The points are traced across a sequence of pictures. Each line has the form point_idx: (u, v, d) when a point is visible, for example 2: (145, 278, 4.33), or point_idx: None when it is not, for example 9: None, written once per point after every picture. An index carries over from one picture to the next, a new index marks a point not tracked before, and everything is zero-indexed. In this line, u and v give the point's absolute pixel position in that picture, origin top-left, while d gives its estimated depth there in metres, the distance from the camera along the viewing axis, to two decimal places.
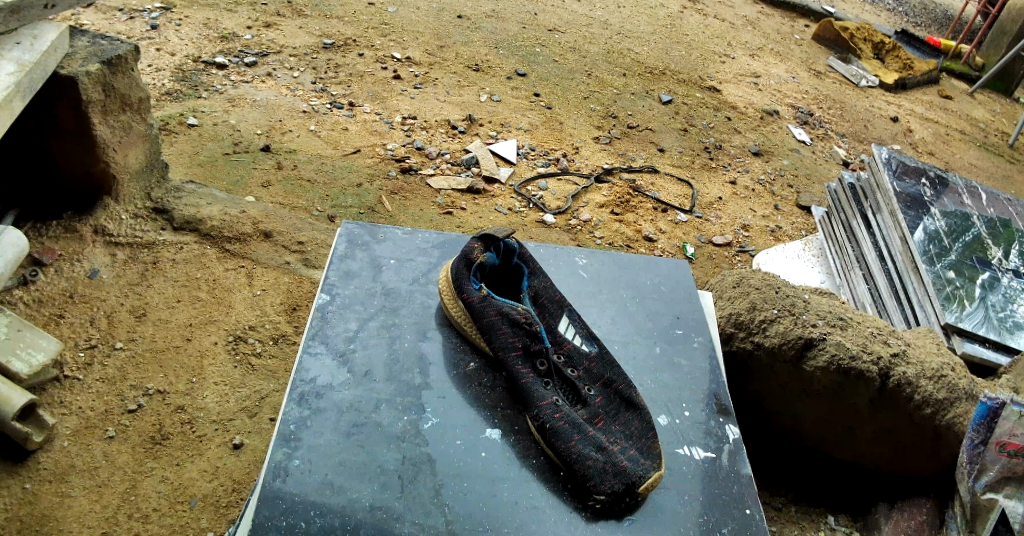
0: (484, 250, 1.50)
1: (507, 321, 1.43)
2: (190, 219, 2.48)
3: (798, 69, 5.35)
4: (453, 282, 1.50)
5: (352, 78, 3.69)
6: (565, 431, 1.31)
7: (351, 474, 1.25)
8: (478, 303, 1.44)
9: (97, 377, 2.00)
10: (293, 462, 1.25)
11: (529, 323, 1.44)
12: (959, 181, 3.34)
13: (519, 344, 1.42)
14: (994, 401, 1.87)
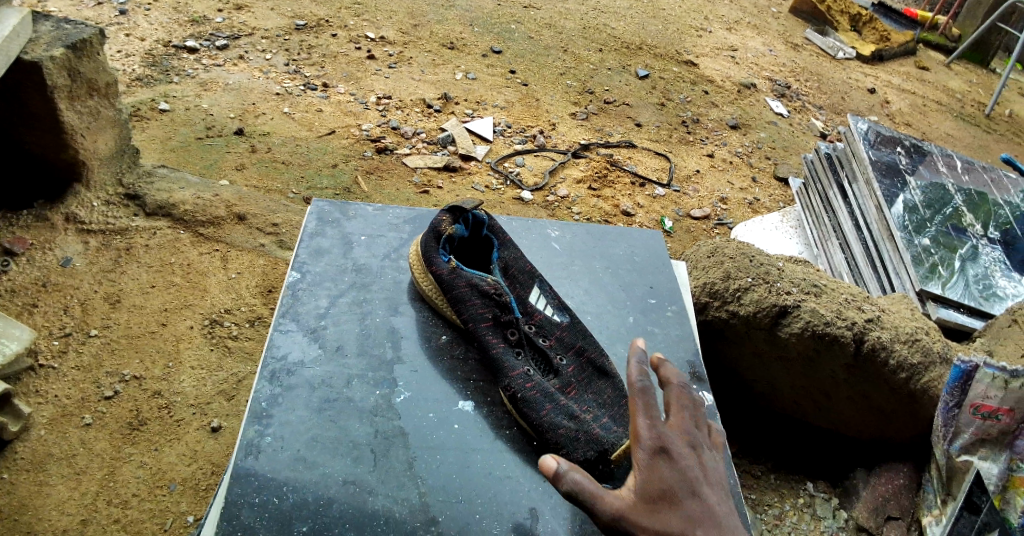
0: (453, 222, 1.49)
1: (477, 292, 1.43)
2: (163, 204, 2.46)
3: (775, 42, 5.35)
4: (422, 256, 1.49)
5: (326, 59, 3.65)
6: (537, 401, 1.32)
7: (324, 450, 1.26)
8: (447, 275, 1.44)
9: (72, 365, 1.99)
10: (265, 439, 1.25)
11: (499, 294, 1.43)
12: (934, 150, 3.37)
13: (490, 315, 1.42)
14: (967, 364, 1.87)
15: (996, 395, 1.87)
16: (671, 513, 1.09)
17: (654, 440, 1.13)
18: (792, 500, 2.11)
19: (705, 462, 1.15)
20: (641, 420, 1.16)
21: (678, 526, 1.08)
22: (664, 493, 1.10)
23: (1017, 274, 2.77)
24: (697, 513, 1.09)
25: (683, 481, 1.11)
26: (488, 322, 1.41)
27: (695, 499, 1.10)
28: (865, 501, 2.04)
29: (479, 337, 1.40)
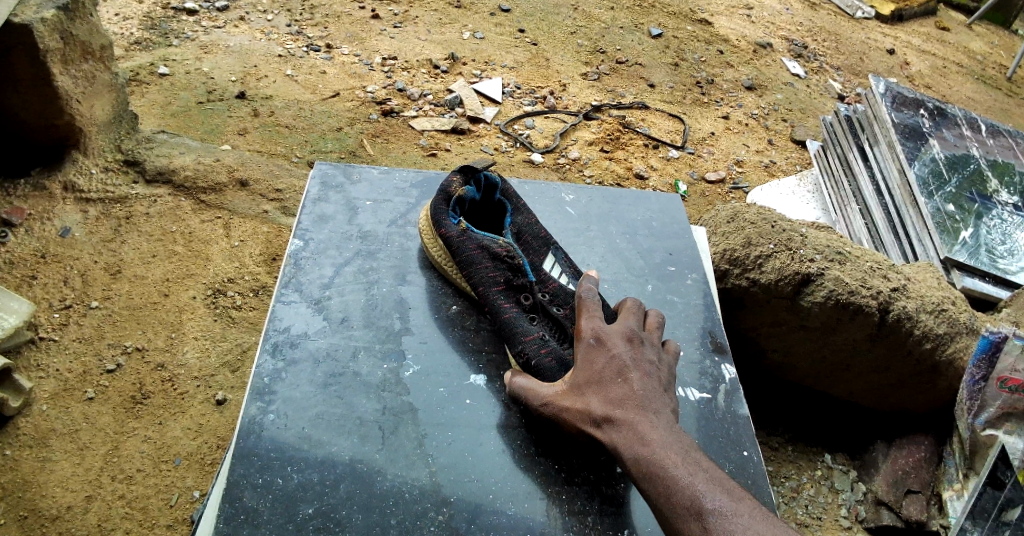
0: (463, 184, 1.44)
1: (488, 256, 1.36)
2: (163, 171, 2.39)
3: (793, 0, 5.17)
4: (432, 219, 1.43)
5: (329, 19, 3.53)
6: (550, 369, 1.24)
7: (329, 427, 1.20)
8: (456, 237, 1.38)
9: (74, 338, 1.94)
10: (268, 416, 1.20)
11: (512, 257, 1.36)
12: (958, 113, 3.25)
13: (502, 278, 1.35)
14: (997, 334, 1.81)
15: None
16: (592, 391, 1.15)
17: (587, 330, 1.21)
18: (810, 472, 2.06)
19: (641, 351, 1.20)
20: (580, 317, 1.24)
21: (598, 405, 1.13)
22: (588, 374, 1.17)
23: None
24: (618, 390, 1.14)
25: (608, 363, 1.17)
26: (499, 285, 1.35)
27: (619, 377, 1.15)
28: (883, 474, 1.99)
29: (491, 301, 1.34)
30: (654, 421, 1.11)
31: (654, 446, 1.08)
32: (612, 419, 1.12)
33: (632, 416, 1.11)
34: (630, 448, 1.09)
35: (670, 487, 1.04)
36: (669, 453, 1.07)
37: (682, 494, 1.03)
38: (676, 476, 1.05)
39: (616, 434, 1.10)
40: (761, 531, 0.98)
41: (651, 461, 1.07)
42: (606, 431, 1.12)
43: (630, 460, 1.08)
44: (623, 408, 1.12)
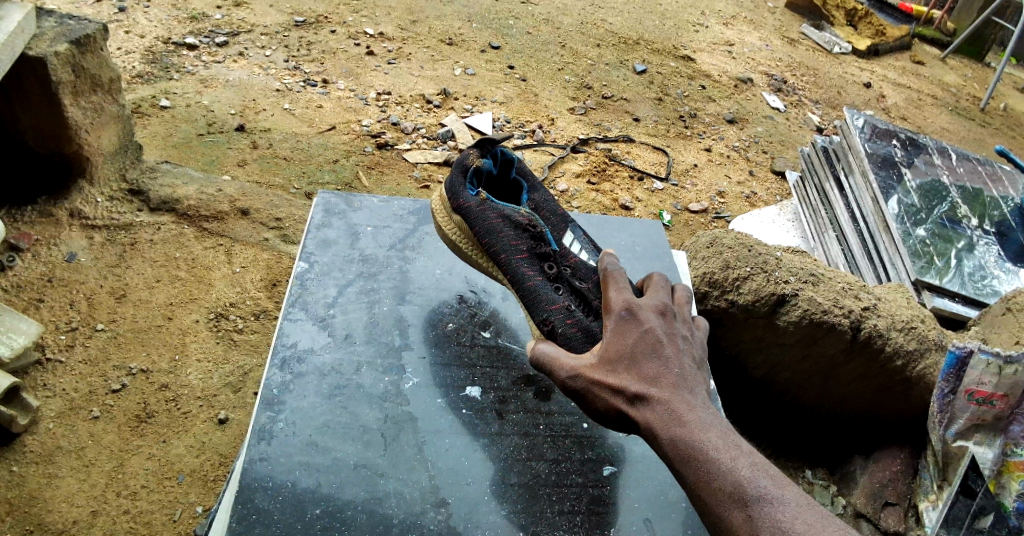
0: (480, 158, 1.54)
1: (509, 226, 1.48)
2: (167, 199, 2.48)
3: (772, 37, 5.37)
4: (448, 192, 1.53)
5: (325, 55, 3.66)
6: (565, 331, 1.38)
7: (335, 435, 1.28)
8: (477, 209, 1.49)
9: (80, 359, 2.01)
10: (277, 424, 1.28)
11: (532, 227, 1.49)
12: (929, 142, 3.40)
13: (524, 243, 1.47)
14: (962, 350, 1.88)
15: (991, 381, 1.87)
16: (627, 371, 1.22)
17: (619, 309, 1.28)
18: None
19: (673, 331, 1.26)
20: (610, 297, 1.31)
21: (632, 384, 1.20)
22: (623, 353, 1.23)
23: (1011, 264, 2.81)
24: (652, 369, 1.21)
25: (642, 343, 1.23)
26: (523, 250, 1.47)
27: (653, 358, 1.22)
28: (862, 486, 2.07)
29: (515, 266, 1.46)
30: (689, 401, 1.18)
31: (690, 426, 1.14)
32: (648, 399, 1.18)
33: (667, 396, 1.18)
34: (666, 428, 1.15)
35: (709, 471, 1.10)
36: (705, 434, 1.13)
37: (721, 477, 1.09)
38: (714, 458, 1.11)
39: (651, 412, 1.17)
40: (803, 515, 1.04)
41: (690, 442, 1.13)
42: (640, 411, 1.18)
43: (667, 438, 1.15)
44: (658, 390, 1.19)
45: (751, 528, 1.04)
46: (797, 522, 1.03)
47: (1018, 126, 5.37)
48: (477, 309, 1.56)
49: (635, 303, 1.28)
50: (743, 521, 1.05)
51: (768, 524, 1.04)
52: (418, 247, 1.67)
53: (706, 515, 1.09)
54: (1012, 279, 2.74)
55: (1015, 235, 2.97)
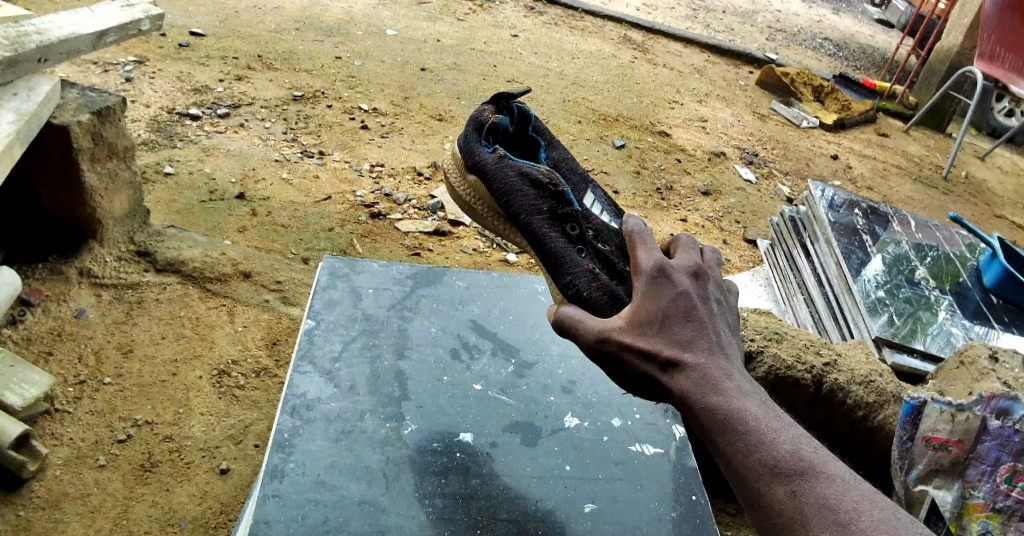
0: (498, 117, 1.74)
1: (528, 183, 1.65)
2: (173, 261, 2.62)
3: (743, 113, 5.71)
4: (466, 153, 1.72)
5: (322, 128, 3.88)
6: (573, 268, 1.52)
7: (341, 474, 1.44)
8: (494, 165, 1.67)
9: (87, 410, 2.11)
10: (289, 464, 1.44)
11: (552, 184, 1.64)
12: (889, 211, 3.65)
13: (540, 198, 1.63)
14: (917, 400, 2.04)
15: (944, 427, 2.02)
16: (659, 334, 1.19)
17: (649, 269, 1.24)
18: None
19: (704, 294, 1.24)
20: (638, 256, 1.28)
21: (665, 347, 1.17)
22: (654, 316, 1.20)
23: (967, 320, 3.01)
24: (685, 334, 1.18)
25: (675, 305, 1.20)
26: (538, 205, 1.63)
27: (687, 321, 1.19)
28: None
29: (530, 222, 1.61)
30: (724, 369, 1.16)
31: (729, 396, 1.12)
32: (681, 365, 1.16)
33: (702, 363, 1.16)
34: (702, 396, 1.13)
35: (750, 443, 1.07)
36: (745, 406, 1.11)
37: (764, 452, 1.06)
38: (756, 431, 1.08)
39: (685, 379, 1.14)
40: (851, 492, 1.02)
41: (729, 412, 1.10)
42: (675, 378, 1.16)
43: (702, 406, 1.12)
44: (692, 356, 1.16)
45: (796, 505, 1.03)
46: (847, 500, 1.02)
47: (979, 194, 5.67)
48: (469, 364, 1.77)
49: (666, 262, 1.25)
50: (786, 495, 1.03)
51: (814, 502, 1.02)
52: (415, 307, 1.90)
53: (744, 489, 1.07)
54: (968, 334, 2.93)
55: (971, 295, 3.18)
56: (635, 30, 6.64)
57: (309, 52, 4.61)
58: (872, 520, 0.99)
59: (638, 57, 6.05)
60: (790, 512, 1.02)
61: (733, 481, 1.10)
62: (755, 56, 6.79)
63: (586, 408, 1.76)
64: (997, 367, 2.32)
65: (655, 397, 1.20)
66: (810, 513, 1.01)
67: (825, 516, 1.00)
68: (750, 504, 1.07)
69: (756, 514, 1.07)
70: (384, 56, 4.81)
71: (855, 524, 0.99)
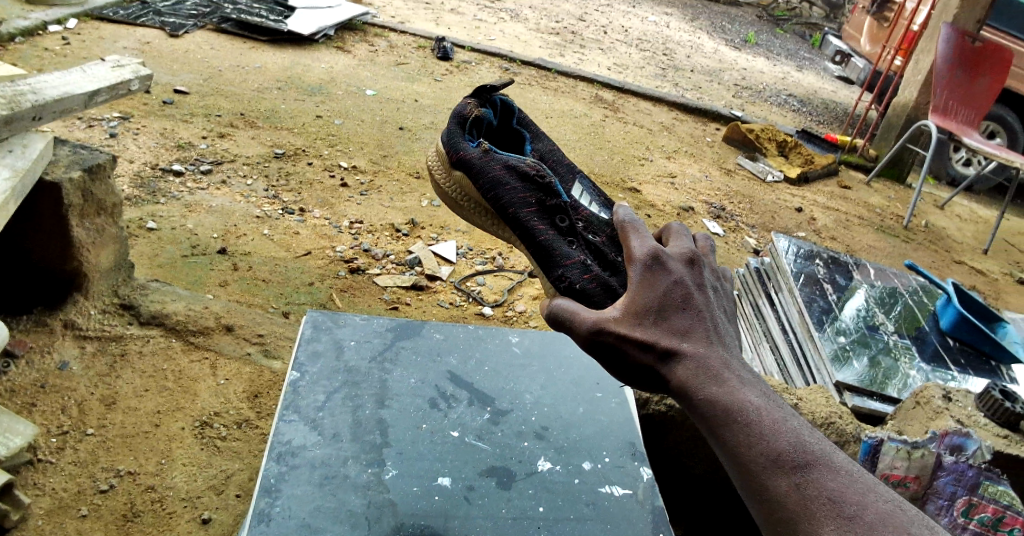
0: (480, 117, 1.92)
1: (515, 176, 1.79)
2: (156, 314, 2.68)
3: (710, 169, 5.94)
4: (453, 152, 1.87)
5: (302, 185, 3.99)
6: (564, 258, 1.65)
7: (326, 517, 1.60)
8: (481, 161, 1.82)
9: (69, 460, 2.15)
10: (275, 508, 1.60)
11: (539, 176, 1.79)
12: (849, 260, 3.83)
13: (526, 187, 1.78)
14: (874, 438, 2.17)
15: (902, 464, 2.14)
16: (658, 324, 1.22)
17: (644, 257, 1.26)
18: None
19: (698, 280, 1.27)
20: (632, 243, 1.30)
21: (663, 337, 1.20)
22: (653, 305, 1.22)
23: (924, 363, 3.14)
24: (685, 325, 1.21)
25: (673, 295, 1.23)
26: (524, 195, 1.77)
27: (686, 311, 1.22)
28: None
29: (518, 211, 1.75)
30: (722, 360, 1.19)
31: (730, 388, 1.16)
32: (680, 355, 1.19)
33: (701, 353, 1.19)
34: (706, 389, 1.16)
35: (759, 438, 1.11)
36: (746, 398, 1.15)
37: (772, 447, 1.10)
38: (758, 423, 1.12)
39: (685, 370, 1.17)
40: (851, 482, 1.08)
41: (734, 406, 1.14)
42: (676, 369, 1.18)
43: (702, 397, 1.16)
44: (692, 347, 1.19)
45: (807, 500, 1.07)
46: (847, 490, 1.07)
47: (939, 241, 5.91)
48: (446, 412, 1.91)
49: (662, 250, 1.27)
50: (788, 486, 1.08)
51: (823, 496, 1.06)
52: (395, 359, 2.04)
53: (751, 484, 1.11)
54: (926, 376, 3.05)
55: (929, 339, 3.33)
56: (606, 89, 6.92)
57: (291, 111, 4.76)
58: (880, 514, 1.04)
59: (608, 115, 6.29)
60: (801, 507, 1.07)
61: (737, 475, 1.13)
62: (721, 113, 7.09)
63: (559, 452, 1.89)
64: (950, 406, 2.42)
65: (652, 387, 1.22)
66: (821, 508, 1.06)
67: (836, 512, 1.05)
68: (755, 498, 1.11)
69: (761, 509, 1.10)
70: (364, 115, 4.98)
71: (865, 517, 1.04)
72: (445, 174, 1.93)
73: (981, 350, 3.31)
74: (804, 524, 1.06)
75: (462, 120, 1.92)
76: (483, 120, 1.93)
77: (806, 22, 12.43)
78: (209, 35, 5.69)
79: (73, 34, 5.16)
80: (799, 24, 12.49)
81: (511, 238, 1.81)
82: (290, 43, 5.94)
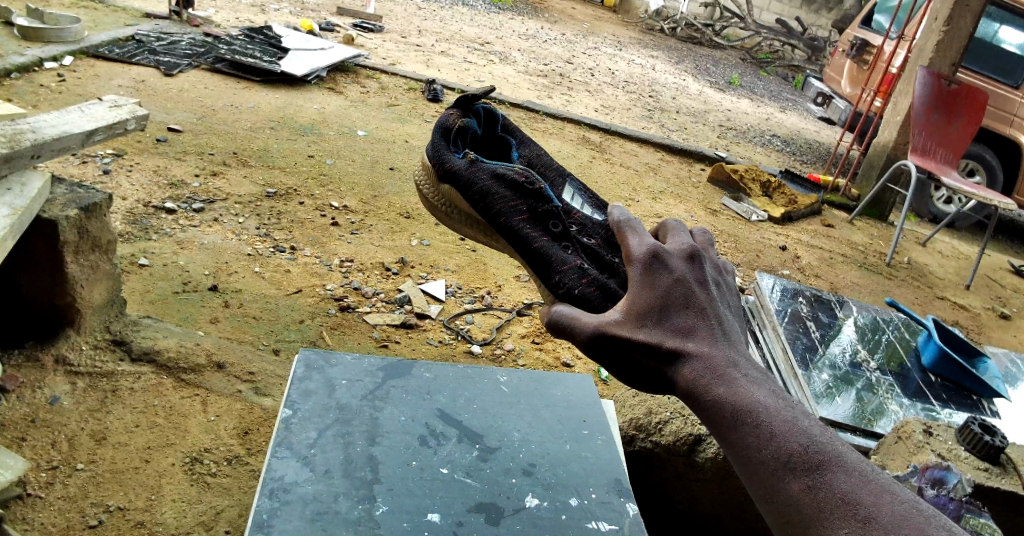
0: (461, 127, 2.05)
1: (502, 185, 1.90)
2: (148, 350, 2.70)
3: (695, 209, 6.05)
4: (439, 164, 1.99)
5: (293, 224, 4.04)
6: (559, 263, 1.72)
7: None
8: (467, 172, 1.93)
9: (59, 495, 2.16)
10: None
11: (527, 183, 1.90)
12: (831, 297, 3.92)
13: (515, 195, 1.88)
14: None
15: None
16: (661, 326, 1.28)
17: (644, 257, 1.33)
18: None
19: (699, 280, 1.33)
20: (630, 245, 1.36)
21: (666, 338, 1.27)
22: (654, 308, 1.29)
23: (907, 398, 3.20)
24: (687, 326, 1.28)
25: (675, 296, 1.29)
26: (514, 204, 1.87)
27: (686, 312, 1.29)
28: None
29: (508, 219, 1.85)
30: (727, 359, 1.25)
31: (736, 388, 1.21)
32: (685, 356, 1.25)
33: (705, 353, 1.25)
34: (711, 389, 1.22)
35: (765, 438, 1.17)
36: (752, 397, 1.21)
37: (778, 445, 1.16)
38: (767, 423, 1.18)
39: (689, 369, 1.24)
40: (860, 479, 1.13)
41: (739, 406, 1.20)
42: (680, 370, 1.24)
43: (710, 396, 1.22)
44: (695, 347, 1.26)
45: (814, 496, 1.13)
46: (856, 487, 1.12)
47: (921, 278, 6.02)
48: (436, 449, 1.95)
49: (661, 251, 1.33)
50: (798, 485, 1.14)
51: (831, 494, 1.12)
52: (385, 397, 2.09)
53: (761, 483, 1.16)
54: (908, 412, 3.10)
55: (911, 375, 3.39)
56: (593, 130, 7.07)
57: (283, 150, 4.84)
58: (889, 510, 1.09)
59: (595, 156, 6.42)
60: (809, 504, 1.12)
61: (745, 475, 1.19)
62: (705, 154, 7.25)
63: (546, 489, 1.92)
64: (930, 440, 2.46)
65: (659, 388, 1.28)
66: (828, 505, 1.12)
67: (843, 508, 1.11)
68: (764, 496, 1.17)
69: (771, 508, 1.16)
70: (355, 155, 5.07)
71: (872, 514, 1.09)
72: (433, 186, 2.06)
73: (962, 386, 3.38)
74: (813, 522, 1.11)
75: (446, 132, 2.04)
76: (465, 131, 2.06)
77: (788, 66, 12.78)
78: (203, 75, 5.80)
79: (69, 72, 5.24)
80: (781, 67, 12.83)
81: (504, 245, 1.91)
82: (283, 83, 6.06)
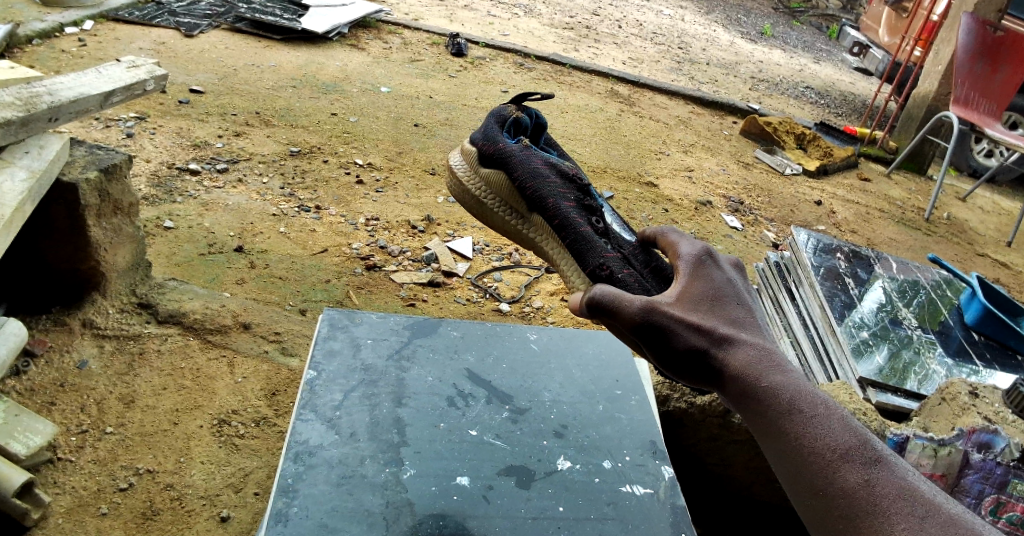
0: (518, 114, 2.25)
1: (557, 176, 2.10)
2: (174, 313, 2.69)
3: (728, 162, 5.87)
4: (495, 144, 2.16)
5: (318, 183, 3.98)
6: (600, 251, 1.92)
7: (343, 519, 1.59)
8: (522, 153, 2.11)
9: (89, 459, 2.16)
10: (292, 509, 1.59)
11: (578, 180, 2.12)
12: (870, 253, 3.76)
13: (564, 186, 2.10)
14: (899, 435, 2.12)
15: (928, 462, 2.10)
16: (711, 315, 1.37)
17: (695, 258, 1.48)
18: None
19: (744, 289, 1.47)
20: (682, 250, 1.53)
21: (719, 326, 1.34)
22: (705, 299, 1.40)
23: (949, 357, 3.06)
24: (736, 319, 1.37)
25: (724, 293, 1.41)
26: (563, 193, 2.07)
27: (735, 307, 1.40)
28: None
29: (557, 202, 2.04)
30: (778, 354, 1.31)
31: (787, 377, 1.25)
32: (739, 344, 1.31)
33: (755, 344, 1.32)
34: (762, 372, 1.26)
35: (820, 425, 1.18)
36: (805, 386, 1.24)
37: (835, 433, 1.17)
38: (822, 410, 1.20)
39: (741, 353, 1.29)
40: (912, 475, 1.14)
41: (792, 392, 1.23)
42: (730, 355, 1.30)
43: (761, 378, 1.25)
44: (744, 336, 1.33)
45: (868, 486, 1.12)
46: (910, 482, 1.13)
47: (962, 233, 5.80)
48: (464, 410, 1.90)
49: (712, 256, 1.49)
50: (850, 469, 1.13)
51: (887, 486, 1.12)
52: (411, 357, 2.04)
53: (809, 471, 1.16)
54: (951, 372, 2.97)
55: (953, 333, 3.25)
56: (621, 83, 6.86)
57: (306, 109, 4.76)
58: (944, 512, 1.09)
59: (624, 109, 6.24)
60: (863, 495, 1.11)
61: (795, 460, 1.18)
62: (738, 106, 7.00)
63: (578, 451, 1.87)
64: (976, 402, 2.32)
65: (703, 374, 1.32)
66: (886, 497, 1.11)
67: (897, 502, 1.10)
68: (810, 487, 1.16)
69: (819, 500, 1.14)
70: (379, 113, 4.96)
71: (928, 513, 1.08)
72: (475, 167, 2.23)
73: (1007, 345, 3.22)
74: (864, 513, 1.10)
75: (502, 120, 2.25)
76: (519, 126, 2.24)
77: (823, 14, 12.26)
78: (224, 35, 5.71)
79: (89, 36, 5.19)
80: (815, 16, 12.36)
81: (543, 227, 2.09)
82: (304, 41, 5.94)
